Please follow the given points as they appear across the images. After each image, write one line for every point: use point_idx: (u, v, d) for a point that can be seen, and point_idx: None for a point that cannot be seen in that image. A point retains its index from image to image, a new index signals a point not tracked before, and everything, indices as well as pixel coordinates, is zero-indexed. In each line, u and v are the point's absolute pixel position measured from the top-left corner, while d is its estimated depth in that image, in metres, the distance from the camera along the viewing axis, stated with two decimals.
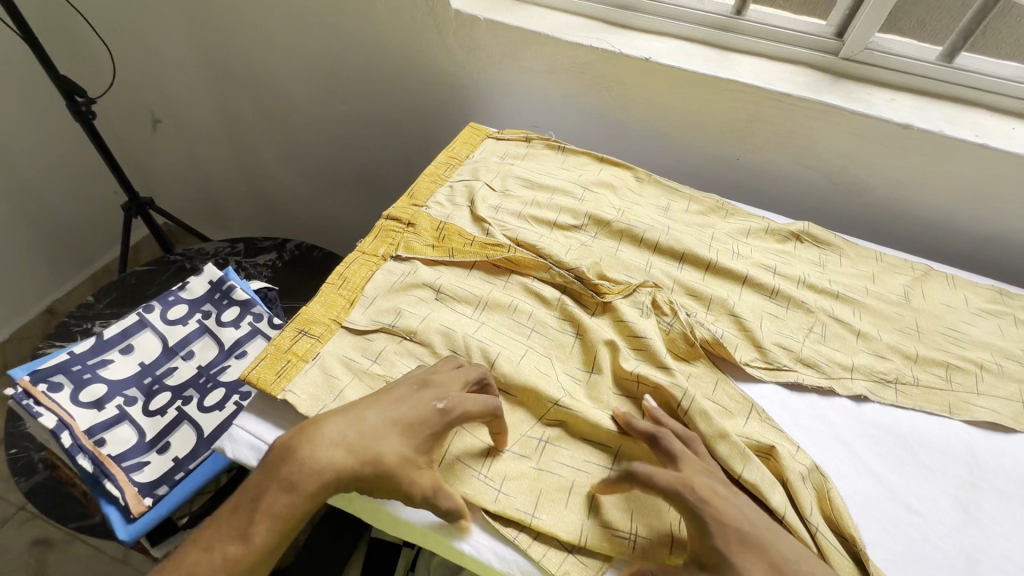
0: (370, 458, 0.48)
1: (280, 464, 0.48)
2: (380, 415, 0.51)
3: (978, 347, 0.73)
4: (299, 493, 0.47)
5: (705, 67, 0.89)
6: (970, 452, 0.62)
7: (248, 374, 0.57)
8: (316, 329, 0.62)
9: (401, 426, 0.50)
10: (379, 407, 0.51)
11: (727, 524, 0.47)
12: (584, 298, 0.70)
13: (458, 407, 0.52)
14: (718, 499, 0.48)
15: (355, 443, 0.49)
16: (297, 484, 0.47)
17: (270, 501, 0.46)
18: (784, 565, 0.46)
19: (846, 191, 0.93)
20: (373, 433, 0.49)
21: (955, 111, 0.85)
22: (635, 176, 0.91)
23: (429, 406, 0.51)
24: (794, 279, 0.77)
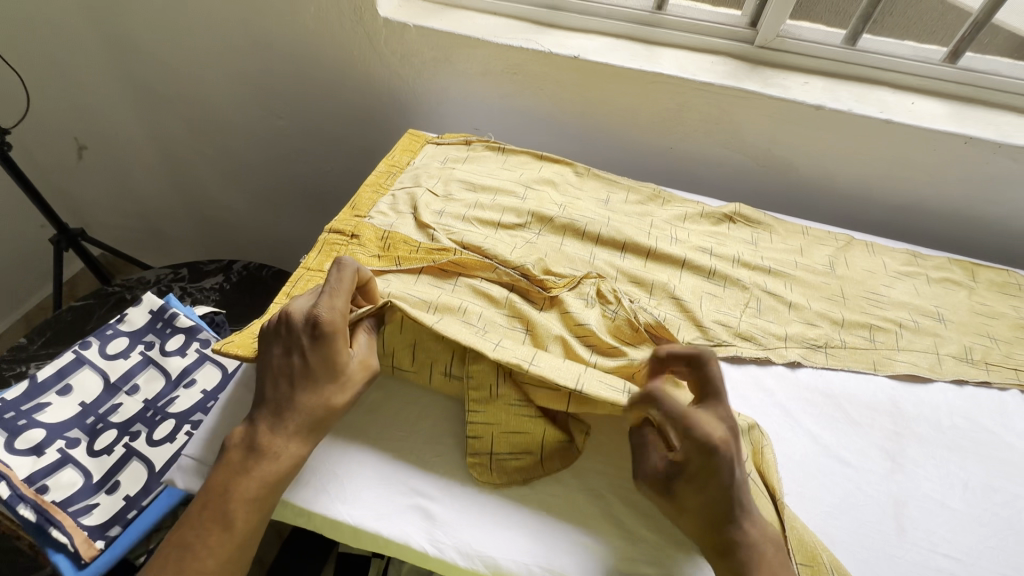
0: (309, 411, 0.53)
1: (238, 463, 0.51)
2: (289, 374, 0.54)
3: (896, 307, 0.79)
4: (270, 471, 0.51)
5: (632, 62, 0.92)
6: (894, 404, 0.68)
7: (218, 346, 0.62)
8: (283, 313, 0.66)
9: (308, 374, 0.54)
10: (280, 367, 0.54)
11: (720, 475, 0.48)
12: (531, 294, 0.72)
13: (336, 317, 0.54)
14: (732, 454, 0.49)
15: (289, 409, 0.53)
16: (262, 464, 0.51)
17: (243, 488, 0.50)
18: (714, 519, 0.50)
19: (771, 171, 0.98)
20: (297, 392, 0.53)
21: (861, 90, 0.91)
22: (575, 171, 0.94)
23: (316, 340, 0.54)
24: (729, 258, 0.82)
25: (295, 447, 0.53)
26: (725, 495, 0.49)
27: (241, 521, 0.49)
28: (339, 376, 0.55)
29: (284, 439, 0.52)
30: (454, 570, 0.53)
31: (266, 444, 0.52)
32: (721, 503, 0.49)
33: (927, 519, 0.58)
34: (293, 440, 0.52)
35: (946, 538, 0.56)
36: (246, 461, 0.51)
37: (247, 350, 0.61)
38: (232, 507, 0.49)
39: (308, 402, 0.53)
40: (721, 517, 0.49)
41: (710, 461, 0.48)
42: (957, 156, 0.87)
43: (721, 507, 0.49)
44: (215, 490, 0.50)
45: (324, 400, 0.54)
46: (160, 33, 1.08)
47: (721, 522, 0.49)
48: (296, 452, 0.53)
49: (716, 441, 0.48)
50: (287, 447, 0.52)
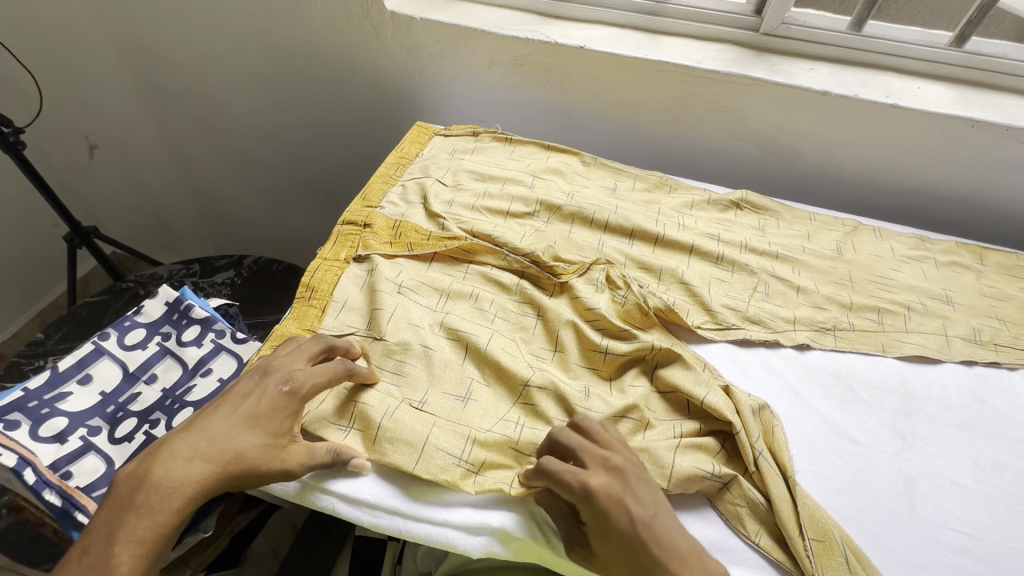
0: (228, 460, 0.50)
1: (134, 497, 0.47)
2: (223, 422, 0.52)
3: (904, 290, 0.80)
4: (161, 514, 0.47)
5: (637, 51, 0.93)
6: (904, 385, 0.68)
7: None
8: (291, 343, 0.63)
9: (251, 422, 0.52)
10: (221, 413, 0.52)
11: (611, 518, 0.48)
12: (541, 280, 0.73)
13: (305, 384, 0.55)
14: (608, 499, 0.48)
15: (206, 455, 0.50)
16: (158, 504, 0.47)
17: (129, 527, 0.46)
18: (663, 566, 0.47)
19: (778, 157, 0.99)
20: (222, 441, 0.50)
21: (866, 76, 0.92)
22: (582, 161, 0.94)
23: (275, 396, 0.54)
24: (736, 244, 0.82)
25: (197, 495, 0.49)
26: (630, 540, 0.47)
27: (120, 566, 0.45)
28: (273, 440, 0.52)
29: (184, 485, 0.48)
30: (477, 548, 0.54)
31: (167, 484, 0.48)
32: (636, 549, 0.47)
33: (937, 495, 0.58)
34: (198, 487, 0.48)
35: (957, 513, 0.57)
36: (144, 497, 0.47)
37: None
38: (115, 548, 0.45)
39: (228, 453, 0.50)
40: (641, 563, 0.47)
41: (594, 512, 0.48)
42: (964, 140, 0.87)
43: (639, 555, 0.47)
44: (102, 528, 0.47)
45: (244, 458, 0.50)
46: (170, 32, 1.10)
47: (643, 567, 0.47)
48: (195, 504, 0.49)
49: (592, 488, 0.48)
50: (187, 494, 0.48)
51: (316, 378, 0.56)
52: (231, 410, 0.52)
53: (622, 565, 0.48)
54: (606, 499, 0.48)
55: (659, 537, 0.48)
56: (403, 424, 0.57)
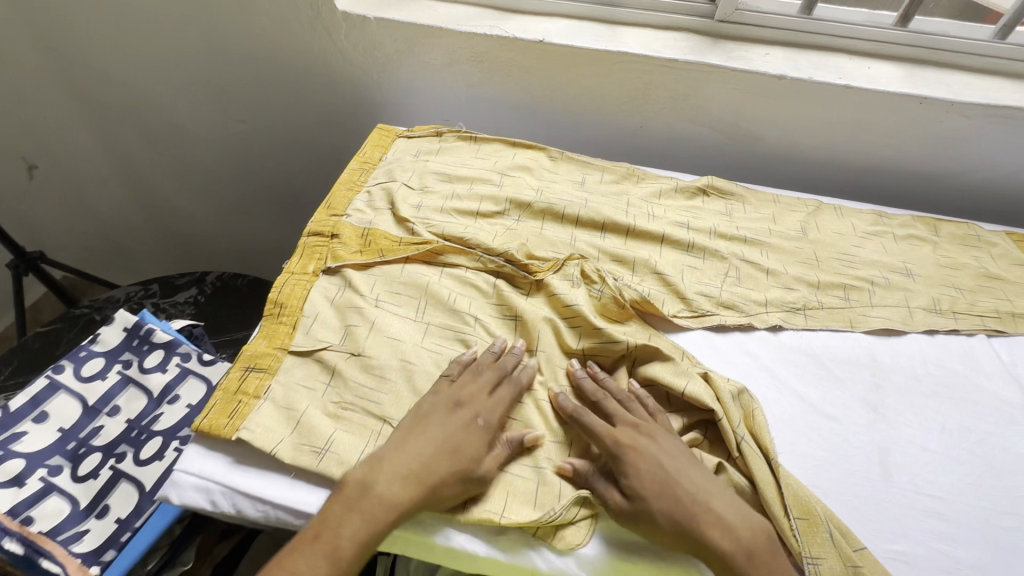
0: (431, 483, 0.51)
1: (341, 511, 0.49)
2: (422, 448, 0.53)
3: (867, 265, 0.82)
4: (366, 532, 0.48)
5: (597, 43, 0.93)
6: (872, 358, 0.70)
7: (198, 425, 0.54)
8: (264, 363, 0.60)
9: (448, 450, 0.53)
10: (421, 438, 0.54)
11: (629, 455, 0.54)
12: (517, 280, 0.72)
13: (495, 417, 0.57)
14: (636, 444, 0.54)
15: (407, 479, 0.51)
16: (364, 520, 0.48)
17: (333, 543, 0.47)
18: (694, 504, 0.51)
19: (740, 142, 1.00)
20: (423, 465, 0.52)
21: (820, 59, 0.94)
22: (548, 155, 0.94)
23: (467, 426, 0.56)
24: (706, 231, 0.83)
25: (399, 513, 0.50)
26: (657, 477, 0.52)
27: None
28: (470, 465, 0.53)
29: (387, 501, 0.49)
30: (478, 561, 0.53)
31: (376, 500, 0.49)
32: (654, 488, 0.52)
33: (911, 463, 0.60)
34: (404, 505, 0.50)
35: (929, 479, 0.59)
36: (349, 512, 0.49)
37: (212, 419, 0.55)
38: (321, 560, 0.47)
39: (427, 476, 0.51)
40: (659, 498, 0.51)
41: (619, 451, 0.54)
42: (913, 117, 0.91)
43: (659, 492, 0.51)
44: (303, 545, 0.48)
45: (443, 481, 0.51)
46: (108, 41, 1.04)
47: (660, 504, 0.51)
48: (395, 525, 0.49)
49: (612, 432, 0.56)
50: (388, 515, 0.49)
51: (503, 406, 0.59)
52: (445, 432, 0.54)
53: (658, 505, 0.51)
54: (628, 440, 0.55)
55: (683, 484, 0.52)
56: None
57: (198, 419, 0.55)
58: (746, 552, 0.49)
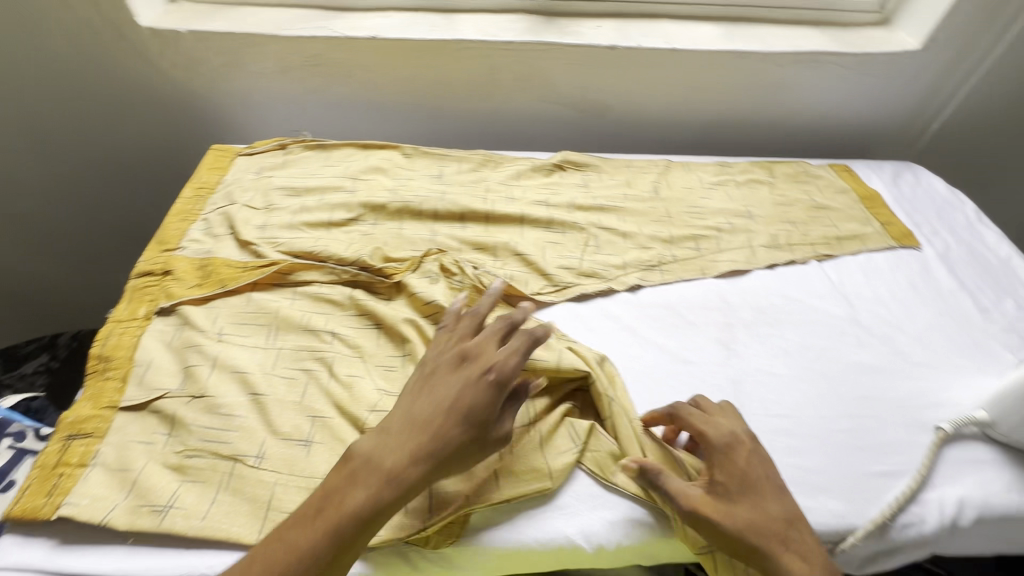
0: (433, 447, 0.48)
1: (344, 483, 0.47)
2: (427, 411, 0.50)
3: (714, 214, 0.88)
4: (365, 507, 0.46)
5: (432, 33, 0.91)
6: (722, 300, 0.75)
7: (10, 511, 0.49)
8: (89, 428, 0.54)
9: (455, 410, 0.50)
10: (429, 401, 0.51)
11: (740, 470, 0.53)
12: (374, 286, 0.70)
13: (507, 369, 0.52)
14: (747, 449, 0.54)
15: (405, 447, 0.48)
16: (365, 486, 0.47)
17: (334, 509, 0.46)
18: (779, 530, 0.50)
19: (592, 115, 1.03)
20: (427, 432, 0.49)
21: (648, 26, 0.98)
22: (403, 153, 0.92)
23: (478, 381, 0.51)
24: (564, 206, 0.85)
25: (399, 481, 0.47)
26: (756, 490, 0.52)
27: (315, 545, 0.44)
28: (474, 427, 0.50)
29: (387, 470, 0.47)
30: None
31: (376, 465, 0.48)
32: (755, 504, 0.51)
33: (760, 389, 0.65)
34: (403, 472, 0.47)
35: (776, 400, 0.64)
36: (353, 484, 0.47)
37: (26, 503, 0.49)
38: (321, 525, 0.45)
39: (428, 442, 0.48)
40: (759, 519, 0.51)
41: (730, 451, 0.54)
42: (736, 71, 0.97)
43: (759, 511, 0.51)
44: (308, 510, 0.46)
45: (447, 445, 0.48)
46: None
47: (760, 524, 0.50)
48: (401, 493, 0.47)
49: (728, 439, 0.55)
50: (387, 487, 0.47)
51: (517, 357, 0.53)
52: (453, 391, 0.51)
53: (745, 519, 0.50)
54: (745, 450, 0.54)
55: (778, 503, 0.52)
56: (241, 489, 0.52)
57: (11, 504, 0.49)
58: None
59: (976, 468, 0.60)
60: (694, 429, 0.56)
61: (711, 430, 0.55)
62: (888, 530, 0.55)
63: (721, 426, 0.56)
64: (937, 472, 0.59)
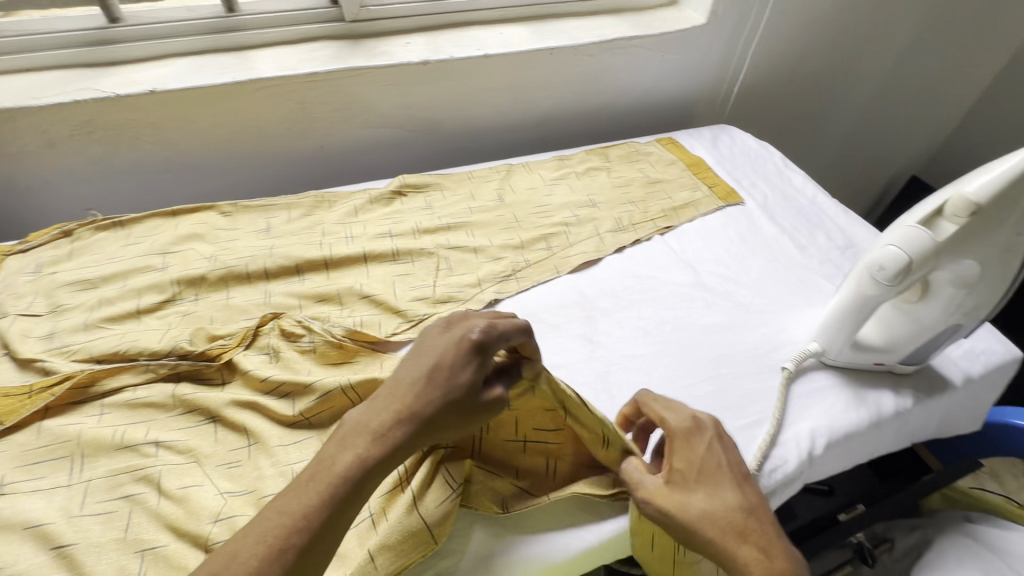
0: (401, 420, 0.45)
1: (334, 448, 0.44)
2: (411, 372, 0.48)
3: (559, 210, 0.89)
4: (354, 470, 0.43)
5: (223, 75, 0.83)
6: (579, 294, 0.76)
7: None
8: None
9: (427, 380, 0.47)
10: (416, 360, 0.48)
11: (696, 458, 0.52)
12: (201, 373, 0.62)
13: (486, 328, 0.49)
14: (711, 435, 0.54)
15: (395, 410, 0.46)
16: (326, 470, 0.43)
17: (294, 500, 0.41)
18: (733, 516, 0.50)
19: (426, 132, 1.00)
20: (396, 405, 0.46)
21: (458, 36, 0.97)
22: (221, 211, 0.82)
23: (455, 346, 0.48)
24: (409, 233, 0.82)
25: (366, 461, 0.43)
26: (715, 475, 0.52)
27: (275, 536, 0.39)
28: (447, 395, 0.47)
29: (373, 432, 0.44)
30: None
31: (339, 449, 0.44)
32: (711, 494, 0.51)
33: (627, 375, 0.66)
34: (371, 450, 0.44)
35: (642, 382, 0.66)
36: (341, 447, 0.44)
37: None
38: (279, 519, 0.40)
39: (417, 402, 0.46)
40: (713, 511, 0.50)
41: (691, 435, 0.54)
42: (552, 67, 1.00)
43: (716, 502, 0.50)
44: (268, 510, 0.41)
45: (417, 416, 0.45)
46: None
47: (714, 515, 0.50)
48: (368, 472, 0.43)
49: (689, 426, 0.54)
50: (374, 451, 0.44)
51: (503, 321, 0.51)
52: (426, 362, 0.48)
53: (700, 507, 0.50)
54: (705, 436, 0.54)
55: (739, 490, 0.51)
56: None
57: None
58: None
59: (819, 397, 0.66)
60: (654, 417, 0.56)
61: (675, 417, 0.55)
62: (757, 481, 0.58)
63: (684, 412, 0.56)
64: (789, 411, 0.64)
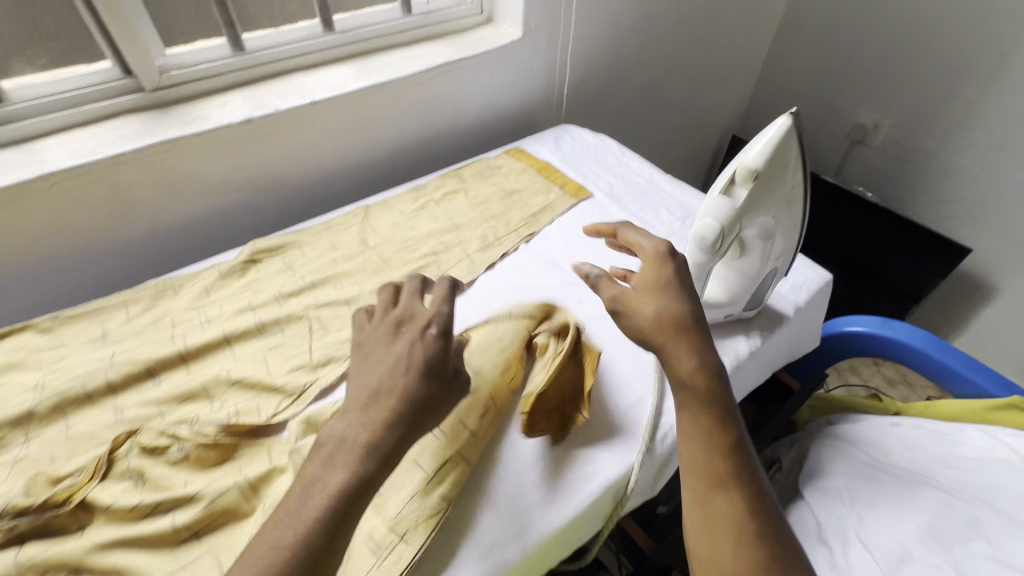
0: (384, 422, 0.44)
1: (319, 470, 0.43)
2: (381, 375, 0.47)
3: (425, 240, 0.90)
4: (350, 484, 0.42)
5: (5, 176, 0.72)
6: (460, 319, 0.77)
7: None
8: None
9: (394, 379, 0.47)
10: (376, 365, 0.48)
11: (665, 271, 0.57)
12: (50, 525, 0.53)
13: (438, 318, 0.51)
14: (677, 255, 0.58)
15: (378, 417, 0.45)
16: (319, 491, 0.42)
17: (291, 526, 0.41)
18: (674, 318, 0.53)
19: (269, 189, 0.96)
20: (371, 410, 0.45)
21: (280, 86, 0.94)
22: (39, 329, 0.72)
23: (412, 343, 0.49)
24: (272, 301, 0.77)
25: (357, 472, 0.43)
26: (671, 286, 0.56)
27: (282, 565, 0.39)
28: (419, 387, 0.47)
29: (362, 446, 0.43)
30: None
31: (325, 467, 0.43)
32: (663, 298, 0.54)
33: None
34: (358, 460, 0.43)
35: None
36: (330, 467, 0.43)
37: None
38: (280, 550, 0.40)
39: (396, 406, 0.45)
40: (665, 312, 0.54)
41: (661, 254, 0.58)
42: (387, 101, 1.00)
43: (666, 307, 0.54)
44: (263, 548, 0.40)
45: (396, 414, 0.45)
46: None
47: (665, 317, 0.53)
48: (364, 480, 0.43)
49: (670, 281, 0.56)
50: (366, 461, 0.43)
51: (447, 305, 0.53)
52: (387, 363, 0.48)
53: (650, 308, 0.54)
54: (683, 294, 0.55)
55: (690, 301, 0.55)
56: None
57: None
58: (702, 375, 0.51)
59: None
60: (636, 243, 0.62)
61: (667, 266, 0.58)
62: (654, 449, 0.63)
63: (657, 241, 0.61)
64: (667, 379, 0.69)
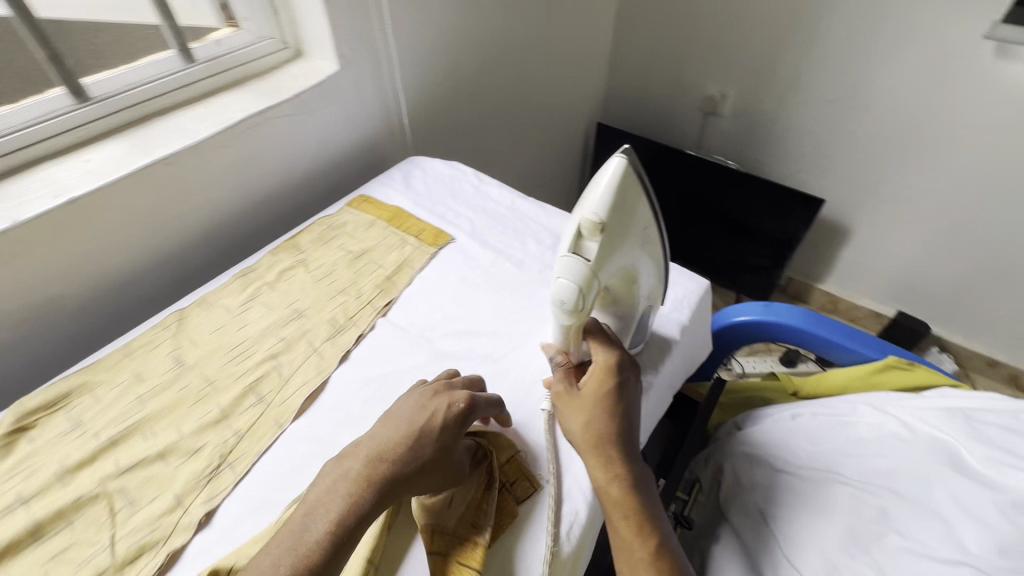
0: (384, 468, 0.51)
1: (319, 499, 0.49)
2: (401, 428, 0.54)
3: (260, 341, 0.74)
4: (348, 513, 0.48)
5: None
6: (314, 439, 0.63)
7: None
8: None
9: (407, 440, 0.53)
10: (400, 421, 0.55)
11: (608, 375, 0.60)
12: None
13: (467, 394, 0.59)
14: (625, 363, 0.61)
15: (386, 459, 0.52)
16: (315, 521, 0.47)
17: (284, 547, 0.46)
18: (607, 438, 0.57)
19: (38, 319, 0.74)
20: (376, 458, 0.52)
21: (21, 186, 0.72)
22: None
23: (438, 411, 0.56)
24: (50, 483, 0.58)
25: (349, 508, 0.48)
26: (616, 397, 0.59)
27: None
28: (427, 451, 0.53)
29: (358, 484, 0.50)
30: None
31: (322, 503, 0.49)
32: (604, 409, 0.59)
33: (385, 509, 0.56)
34: (350, 501, 0.48)
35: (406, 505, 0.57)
36: (333, 493, 0.49)
37: None
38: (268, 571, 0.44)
39: (400, 458, 0.52)
40: (602, 424, 0.58)
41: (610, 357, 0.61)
42: (181, 177, 0.81)
43: (603, 420, 0.58)
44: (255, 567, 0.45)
45: (397, 466, 0.51)
46: None
47: (598, 427, 0.58)
48: (349, 521, 0.47)
49: (594, 388, 0.60)
50: (366, 494, 0.49)
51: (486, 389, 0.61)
52: (406, 423, 0.55)
53: (590, 420, 0.58)
54: (604, 400, 0.59)
55: (628, 414, 0.59)
56: None
57: None
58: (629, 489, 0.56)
59: None
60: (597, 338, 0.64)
61: (597, 359, 0.61)
62: (560, 552, 0.54)
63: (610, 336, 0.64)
64: (563, 456, 0.61)
